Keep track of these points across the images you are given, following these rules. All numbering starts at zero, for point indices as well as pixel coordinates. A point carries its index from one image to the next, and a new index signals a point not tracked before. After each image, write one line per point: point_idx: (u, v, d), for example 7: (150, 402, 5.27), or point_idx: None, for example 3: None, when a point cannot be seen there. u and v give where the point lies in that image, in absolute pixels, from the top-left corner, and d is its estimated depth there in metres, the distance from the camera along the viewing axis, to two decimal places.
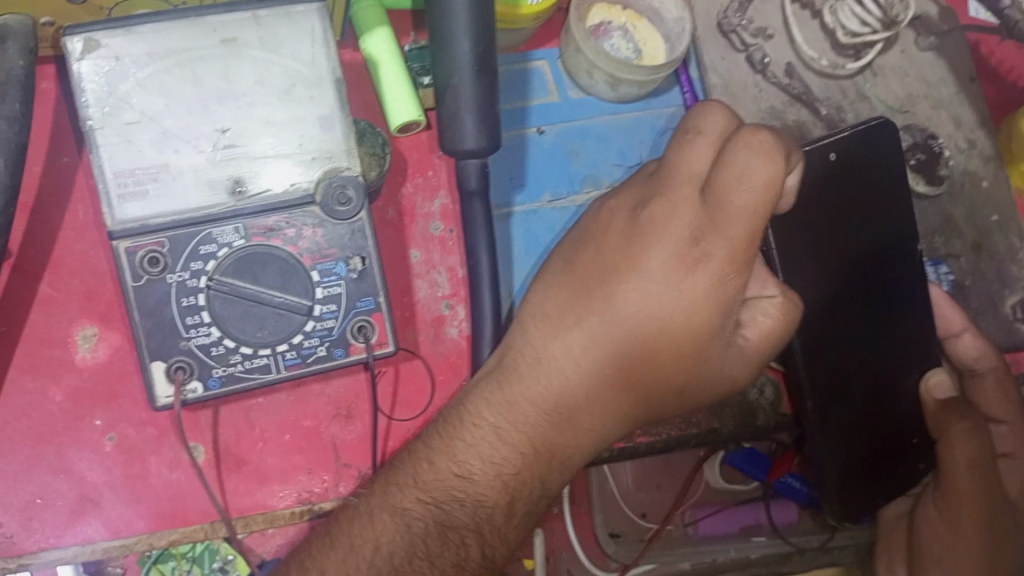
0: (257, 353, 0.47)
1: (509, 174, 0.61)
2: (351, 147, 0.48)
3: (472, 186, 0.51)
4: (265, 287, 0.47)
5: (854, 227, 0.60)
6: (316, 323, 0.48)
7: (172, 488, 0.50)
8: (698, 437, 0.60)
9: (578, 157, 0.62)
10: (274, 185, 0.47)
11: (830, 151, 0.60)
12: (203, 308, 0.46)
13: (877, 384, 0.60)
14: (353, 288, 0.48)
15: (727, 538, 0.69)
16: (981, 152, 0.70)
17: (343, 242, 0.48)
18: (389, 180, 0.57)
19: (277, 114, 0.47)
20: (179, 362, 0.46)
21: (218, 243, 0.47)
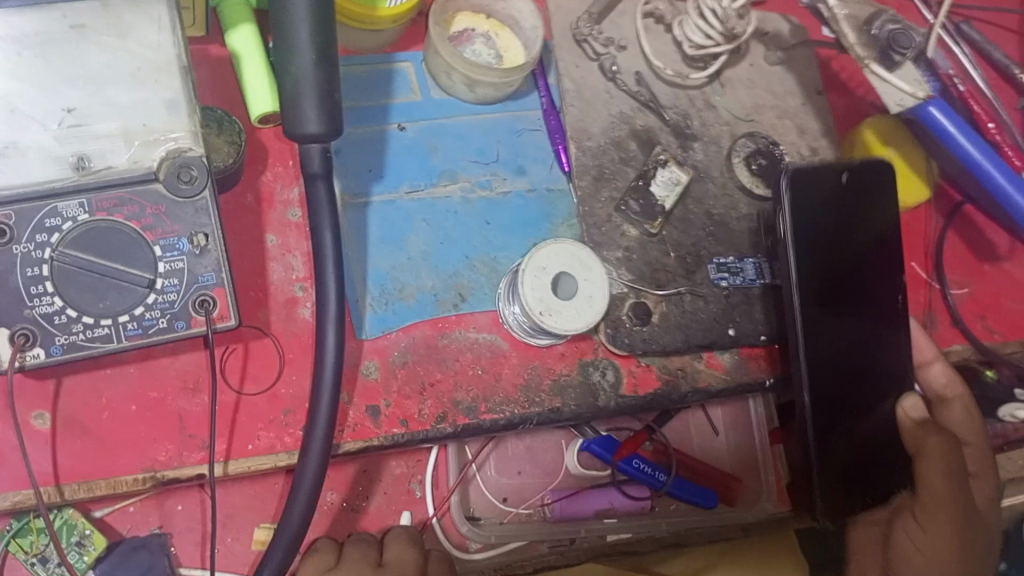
0: (99, 323, 0.49)
1: (367, 166, 0.64)
2: (196, 131, 0.51)
3: (314, 167, 0.54)
4: (109, 260, 0.49)
5: (861, 246, 0.65)
6: (158, 296, 0.50)
7: (17, 452, 0.53)
8: (542, 415, 0.63)
9: (437, 152, 0.66)
10: (116, 161, 0.50)
11: (843, 172, 0.64)
12: (46, 278, 0.49)
13: (865, 395, 0.65)
14: (195, 262, 0.51)
15: (582, 520, 0.71)
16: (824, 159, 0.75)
17: (186, 219, 0.51)
18: (249, 168, 0.61)
19: (122, 96, 0.50)
20: (23, 329, 0.48)
21: (62, 217, 0.49)
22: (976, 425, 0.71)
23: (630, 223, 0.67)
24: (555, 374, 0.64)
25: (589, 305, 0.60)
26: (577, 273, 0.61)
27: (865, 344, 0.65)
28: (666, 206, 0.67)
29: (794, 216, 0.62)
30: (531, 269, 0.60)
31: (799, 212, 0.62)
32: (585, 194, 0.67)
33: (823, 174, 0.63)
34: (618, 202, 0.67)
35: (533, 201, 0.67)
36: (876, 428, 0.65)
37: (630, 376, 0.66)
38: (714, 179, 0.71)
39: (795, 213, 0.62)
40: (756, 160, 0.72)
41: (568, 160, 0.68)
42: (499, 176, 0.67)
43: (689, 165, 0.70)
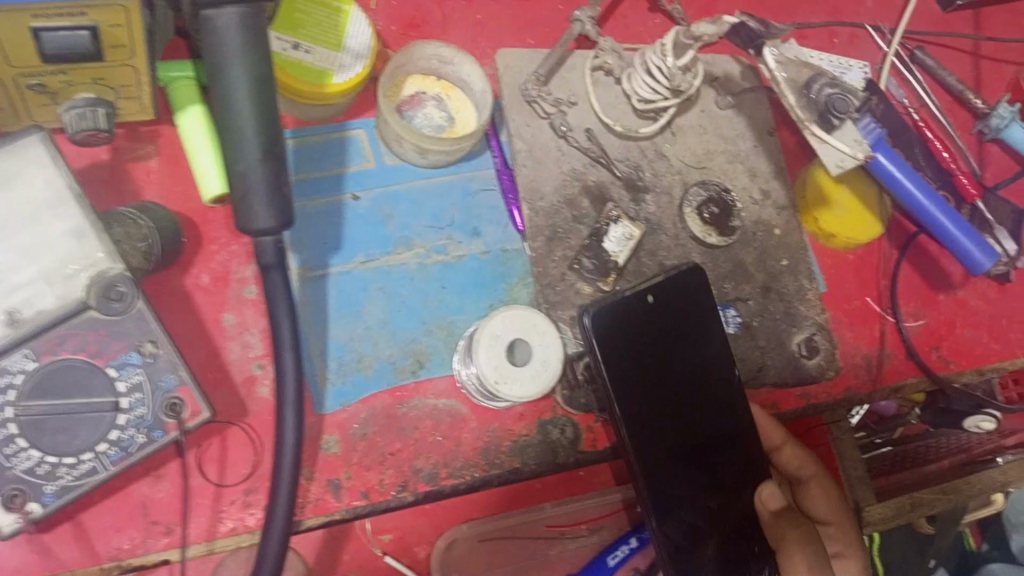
0: (81, 459, 0.50)
1: (324, 238, 0.65)
2: (111, 248, 0.52)
3: (267, 259, 0.54)
4: (68, 398, 0.50)
5: (682, 360, 0.65)
6: (127, 415, 0.51)
7: None
8: (502, 475, 0.65)
9: (392, 220, 0.67)
10: (44, 304, 0.50)
11: (649, 294, 0.63)
12: (18, 435, 0.49)
13: (721, 500, 0.66)
14: (151, 371, 0.52)
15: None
16: (775, 203, 0.77)
17: (129, 333, 0.52)
18: (203, 248, 0.61)
19: (29, 241, 0.50)
20: (10, 491, 0.49)
21: (11, 375, 0.49)
22: (835, 503, 0.75)
23: (583, 282, 0.68)
24: (514, 435, 0.66)
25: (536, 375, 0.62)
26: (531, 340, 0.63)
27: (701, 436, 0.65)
28: (619, 261, 0.69)
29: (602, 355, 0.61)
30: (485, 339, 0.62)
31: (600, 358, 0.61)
32: (538, 255, 0.68)
33: (625, 303, 0.62)
34: (571, 261, 0.68)
35: (487, 262, 0.69)
36: (732, 523, 0.67)
37: (589, 431, 0.68)
38: (667, 231, 0.72)
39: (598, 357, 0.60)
40: (709, 208, 0.73)
41: (522, 221, 0.69)
42: (454, 240, 0.68)
43: (642, 218, 0.71)
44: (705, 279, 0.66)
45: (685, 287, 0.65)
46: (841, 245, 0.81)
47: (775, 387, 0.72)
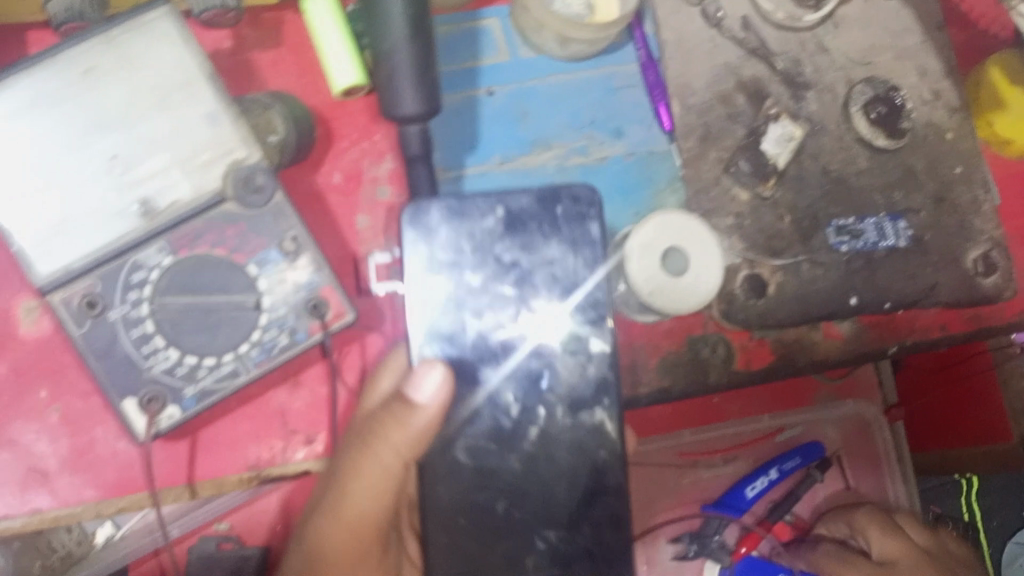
0: (221, 360, 0.50)
1: (459, 137, 0.61)
2: (244, 134, 0.51)
3: (413, 150, 0.54)
4: (208, 296, 0.50)
5: (528, 305, 0.54)
6: (269, 315, 0.51)
7: (119, 456, 0.52)
8: (650, 396, 0.60)
9: (529, 118, 0.62)
10: (181, 193, 0.50)
11: (496, 210, 0.54)
12: (154, 335, 0.49)
13: (580, 481, 0.54)
14: (291, 267, 0.51)
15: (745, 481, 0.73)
16: (947, 104, 0.66)
17: (268, 229, 0.52)
18: (333, 145, 0.57)
19: (161, 128, 0.50)
20: (150, 393, 0.49)
21: (146, 269, 0.50)
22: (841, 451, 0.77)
23: (741, 186, 0.61)
24: (663, 352, 0.61)
25: (540, 289, 0.54)
26: (541, 242, 0.55)
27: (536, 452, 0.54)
28: (779, 165, 0.62)
29: (586, 281, 0.55)
30: (473, 232, 0.54)
31: (577, 282, 0.55)
32: (691, 156, 0.61)
33: (465, 213, 0.54)
34: (727, 163, 0.61)
35: (632, 165, 0.62)
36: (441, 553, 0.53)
37: (743, 350, 0.62)
38: (830, 132, 0.64)
39: (577, 287, 0.55)
40: (875, 107, 0.65)
41: (671, 120, 0.62)
42: (596, 140, 0.62)
43: (804, 117, 0.63)
44: (584, 216, 0.55)
45: (550, 214, 0.55)
46: (1018, 151, 0.70)
47: (944, 309, 0.65)
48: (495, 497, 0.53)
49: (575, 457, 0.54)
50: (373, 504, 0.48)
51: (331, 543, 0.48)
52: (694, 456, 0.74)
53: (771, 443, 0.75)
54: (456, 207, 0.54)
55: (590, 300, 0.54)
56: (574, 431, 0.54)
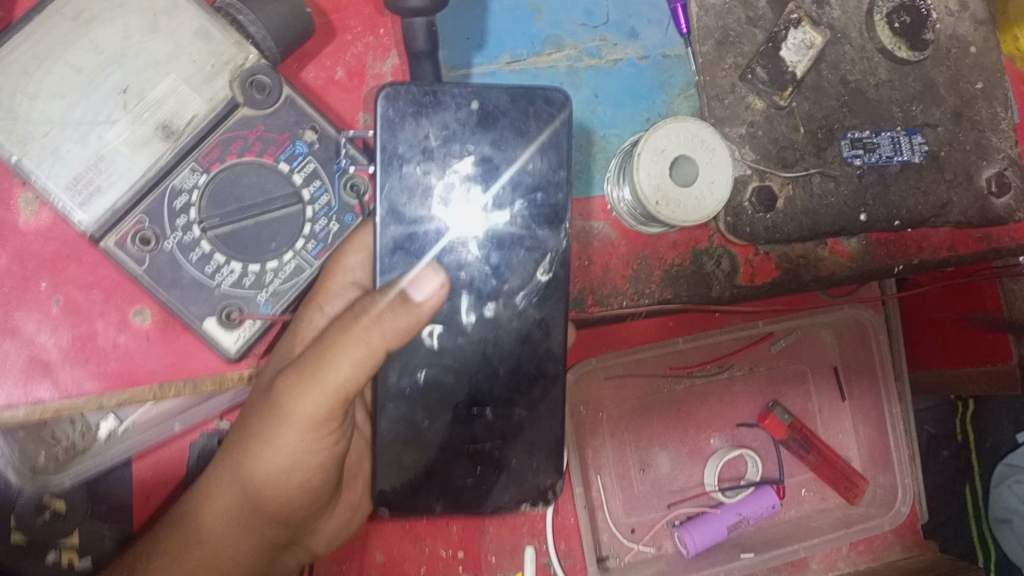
0: (284, 259, 0.52)
1: (465, 34, 0.58)
2: (237, 39, 0.51)
3: (419, 46, 0.50)
4: (252, 204, 0.51)
5: (493, 199, 0.51)
6: (313, 206, 0.52)
7: (120, 349, 0.52)
8: (650, 307, 0.60)
9: (541, 16, 0.60)
10: (197, 108, 0.50)
11: (471, 100, 0.50)
12: (213, 253, 0.51)
13: (535, 361, 0.53)
14: (322, 156, 0.52)
15: (719, 374, 0.74)
16: (973, 16, 0.64)
17: (291, 125, 0.52)
18: (336, 39, 0.55)
19: (156, 49, 0.49)
20: (228, 306, 0.51)
21: (187, 193, 0.50)
22: (825, 357, 0.77)
23: (756, 95, 0.60)
24: (667, 264, 0.60)
25: (507, 189, 0.51)
26: (514, 141, 0.51)
27: (501, 341, 0.52)
28: (798, 73, 0.59)
29: (554, 184, 0.52)
30: (445, 124, 0.50)
31: (543, 185, 0.52)
32: (707, 62, 0.59)
33: (436, 101, 0.50)
34: (743, 70, 0.59)
35: (647, 68, 0.60)
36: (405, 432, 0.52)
37: (748, 266, 0.61)
38: (852, 41, 0.61)
39: (543, 190, 0.52)
40: (900, 17, 0.61)
41: (687, 22, 0.60)
42: (610, 41, 0.60)
43: (825, 23, 0.61)
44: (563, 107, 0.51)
45: (528, 108, 0.51)
46: None
47: (954, 228, 0.64)
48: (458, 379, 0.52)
49: (524, 347, 0.53)
50: (348, 394, 0.45)
51: (292, 422, 0.46)
52: (687, 367, 0.73)
53: (762, 347, 0.75)
54: (429, 99, 0.50)
55: (552, 204, 0.52)
56: (519, 321, 0.52)
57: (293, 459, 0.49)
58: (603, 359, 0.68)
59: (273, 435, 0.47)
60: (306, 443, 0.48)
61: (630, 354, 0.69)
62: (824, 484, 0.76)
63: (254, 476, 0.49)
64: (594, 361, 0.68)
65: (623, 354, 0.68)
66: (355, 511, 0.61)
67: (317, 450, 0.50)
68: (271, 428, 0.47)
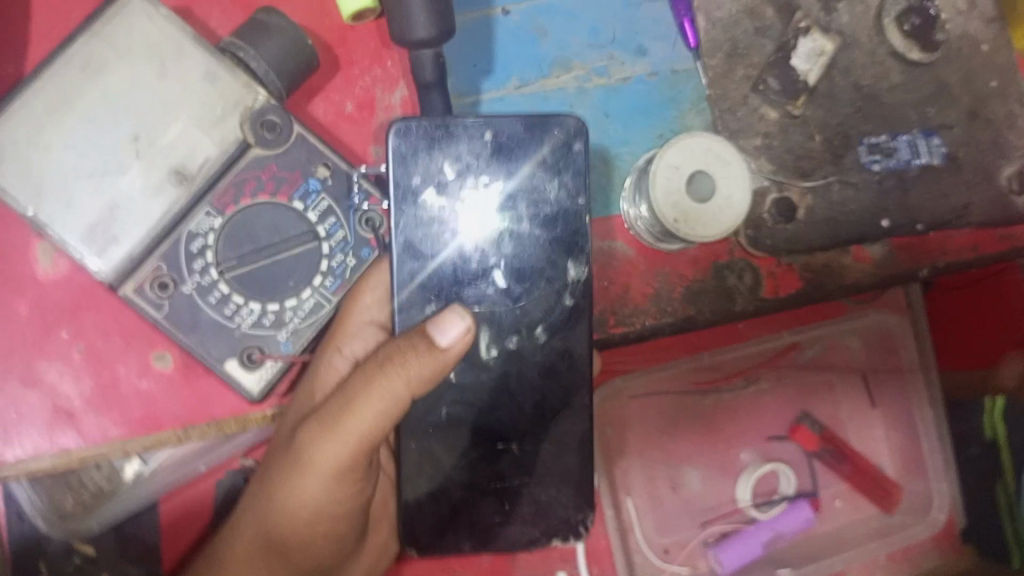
0: (303, 297, 0.51)
1: (473, 60, 0.58)
2: (246, 80, 0.50)
3: (428, 76, 0.50)
4: (268, 244, 0.51)
5: (509, 229, 0.51)
6: (330, 242, 0.52)
7: (143, 395, 0.51)
8: (674, 325, 0.59)
9: (546, 37, 0.59)
10: (209, 152, 0.50)
11: (484, 132, 0.50)
12: (231, 295, 0.50)
13: (559, 386, 0.52)
14: (336, 190, 0.52)
15: (746, 387, 0.73)
16: (982, 15, 0.63)
17: (302, 163, 0.52)
18: (343, 72, 0.55)
19: (165, 93, 0.49)
20: (249, 348, 0.51)
21: (203, 236, 0.50)
22: (852, 365, 0.76)
23: (769, 105, 0.59)
24: (687, 280, 0.59)
25: (524, 218, 0.51)
26: (528, 171, 0.50)
27: (529, 371, 0.52)
28: (810, 81, 0.59)
29: (574, 212, 0.51)
30: (459, 156, 0.50)
31: (561, 214, 0.51)
32: (717, 75, 0.59)
33: (449, 134, 0.49)
34: (754, 81, 0.59)
35: (656, 85, 0.60)
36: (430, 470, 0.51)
37: (771, 277, 0.60)
38: (862, 46, 0.61)
39: (562, 218, 0.51)
40: (910, 18, 0.61)
41: (694, 35, 0.59)
42: (617, 60, 0.60)
43: (834, 30, 0.60)
44: (576, 135, 0.50)
45: (541, 136, 0.50)
46: None
47: (977, 228, 0.63)
48: (482, 408, 0.52)
49: (549, 379, 0.52)
50: (372, 443, 0.45)
51: (314, 473, 0.46)
52: (713, 382, 0.72)
53: (786, 358, 0.74)
54: (440, 133, 0.49)
55: (572, 232, 0.51)
56: (544, 354, 0.52)
57: (319, 509, 0.48)
58: (621, 382, 0.69)
59: (296, 486, 0.47)
60: (332, 494, 0.47)
61: (649, 375, 0.70)
62: (857, 493, 0.75)
63: (278, 524, 0.49)
64: (615, 386, 0.69)
65: (643, 376, 0.70)
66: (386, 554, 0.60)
67: (343, 501, 0.49)
68: (294, 479, 0.47)
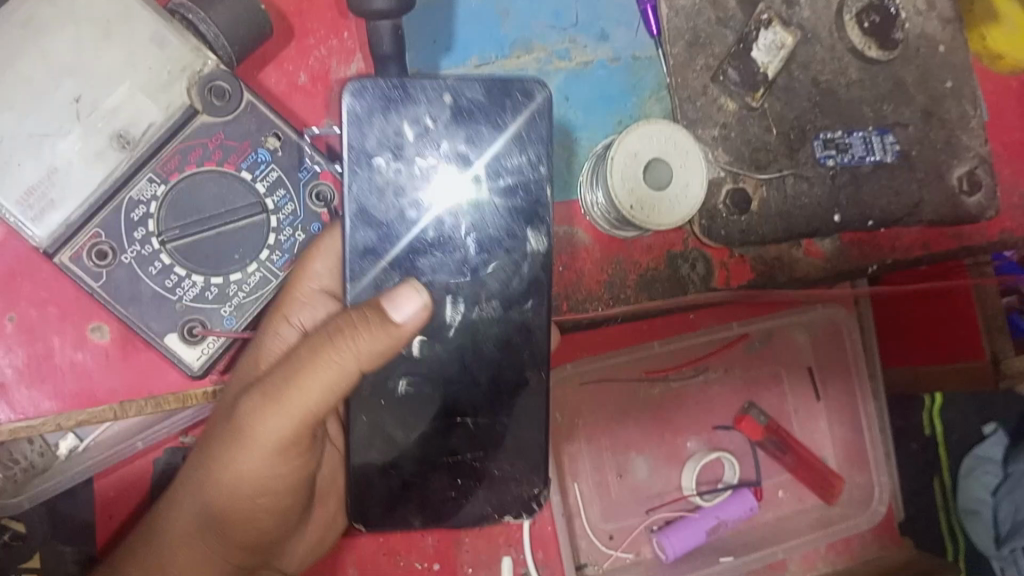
0: (248, 271, 0.50)
1: (432, 37, 0.57)
2: (195, 45, 0.49)
3: (385, 49, 0.49)
4: (213, 215, 0.50)
5: (466, 197, 0.50)
6: (278, 215, 0.51)
7: (77, 367, 0.50)
8: (626, 313, 0.59)
9: (508, 18, 0.58)
10: (154, 117, 0.48)
11: (444, 94, 0.49)
12: (173, 266, 0.49)
13: (508, 369, 0.51)
14: (287, 162, 0.51)
15: (700, 376, 0.74)
16: (941, 15, 0.64)
17: (252, 132, 0.50)
18: (298, 43, 0.54)
19: (109, 55, 0.47)
20: (190, 321, 0.49)
21: (145, 205, 0.49)
22: (802, 358, 0.77)
23: (728, 96, 0.59)
24: (641, 268, 0.59)
25: (482, 185, 0.50)
26: (490, 136, 0.49)
27: (479, 354, 0.51)
28: (769, 74, 0.58)
29: (533, 183, 0.50)
30: (418, 120, 0.48)
31: (521, 183, 0.50)
32: (678, 63, 0.59)
33: (408, 96, 0.48)
34: (715, 71, 0.59)
35: (617, 71, 0.60)
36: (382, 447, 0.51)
37: (723, 268, 0.60)
38: (823, 41, 0.61)
39: (521, 188, 0.50)
40: (869, 16, 0.61)
41: (657, 23, 0.59)
42: (579, 43, 0.59)
43: (795, 24, 0.61)
44: (541, 104, 0.49)
45: (504, 102, 0.49)
46: (1009, 67, 0.68)
47: (926, 227, 0.64)
48: (432, 389, 0.51)
49: (505, 350, 0.51)
50: (316, 416, 0.44)
51: (254, 443, 0.45)
52: (663, 370, 0.72)
53: (738, 348, 0.74)
54: (399, 93, 0.48)
55: (530, 204, 0.50)
56: (499, 325, 0.51)
57: (258, 480, 0.47)
58: (572, 366, 0.68)
59: (234, 455, 0.45)
60: (271, 464, 0.46)
61: (603, 361, 0.68)
62: (801, 485, 0.76)
63: (215, 496, 0.47)
64: (565, 371, 0.68)
65: (595, 361, 0.68)
66: (328, 526, 0.60)
67: (283, 472, 0.48)
68: (233, 448, 0.45)
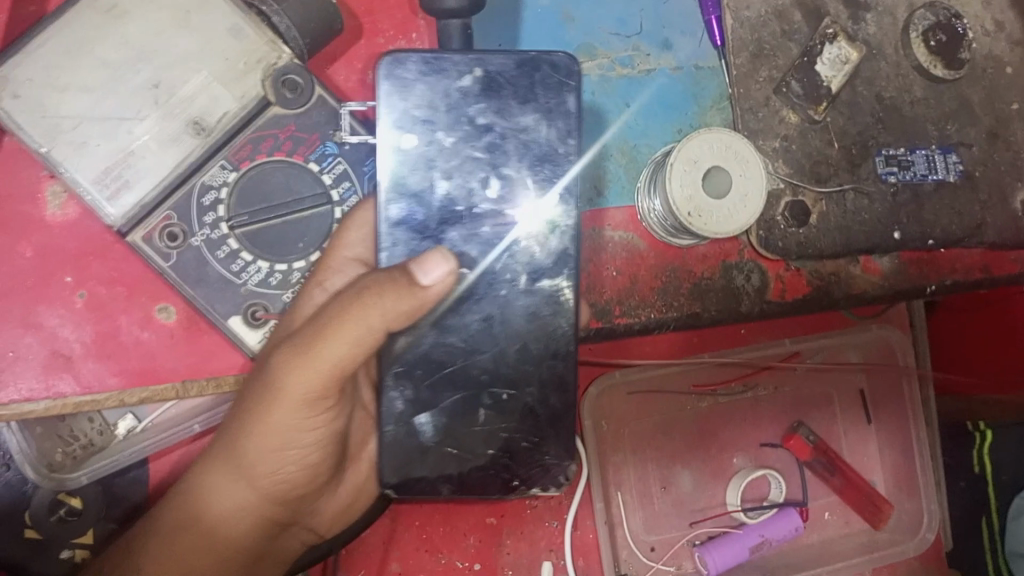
0: (310, 260, 0.51)
1: (499, 38, 0.58)
2: (270, 39, 0.51)
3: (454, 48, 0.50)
4: (280, 204, 0.51)
5: (496, 170, 0.50)
6: (341, 207, 0.52)
7: (143, 346, 0.51)
8: (680, 319, 0.59)
9: (573, 23, 0.59)
10: (229, 105, 0.50)
11: (472, 69, 0.50)
12: (239, 251, 0.50)
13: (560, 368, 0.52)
14: (352, 156, 0.52)
15: (746, 391, 0.73)
16: (1008, 36, 0.64)
17: (321, 126, 0.52)
18: (367, 42, 0.55)
19: (188, 45, 0.49)
20: (253, 305, 0.50)
21: (216, 190, 0.50)
22: (850, 378, 0.76)
23: (790, 108, 0.59)
24: (696, 277, 0.59)
25: (511, 156, 0.50)
26: (518, 108, 0.50)
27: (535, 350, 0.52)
28: (833, 87, 0.59)
29: (560, 154, 0.51)
30: (447, 91, 0.49)
31: (549, 155, 0.51)
32: (741, 73, 0.59)
33: (439, 69, 0.49)
34: (778, 83, 0.59)
35: (680, 79, 0.60)
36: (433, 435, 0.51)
37: (779, 281, 0.60)
38: (887, 57, 0.61)
39: (549, 160, 0.51)
40: (935, 35, 0.61)
41: (722, 33, 0.59)
42: (642, 51, 0.60)
43: (860, 39, 0.61)
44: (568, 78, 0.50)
45: (532, 76, 0.50)
46: None
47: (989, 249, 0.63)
48: (486, 382, 0.52)
49: (535, 324, 0.52)
50: (340, 372, 0.45)
51: (278, 399, 0.46)
52: (711, 385, 0.72)
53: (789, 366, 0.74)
54: (432, 65, 0.49)
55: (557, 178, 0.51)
56: (527, 298, 0.51)
57: (281, 438, 0.48)
58: (620, 375, 0.68)
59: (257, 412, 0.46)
60: (294, 422, 0.48)
61: (651, 372, 0.69)
62: (848, 506, 0.74)
63: (246, 457, 0.49)
64: (614, 378, 0.68)
65: (644, 370, 0.68)
66: (353, 496, 0.60)
67: (304, 431, 0.49)
68: (257, 405, 0.46)
